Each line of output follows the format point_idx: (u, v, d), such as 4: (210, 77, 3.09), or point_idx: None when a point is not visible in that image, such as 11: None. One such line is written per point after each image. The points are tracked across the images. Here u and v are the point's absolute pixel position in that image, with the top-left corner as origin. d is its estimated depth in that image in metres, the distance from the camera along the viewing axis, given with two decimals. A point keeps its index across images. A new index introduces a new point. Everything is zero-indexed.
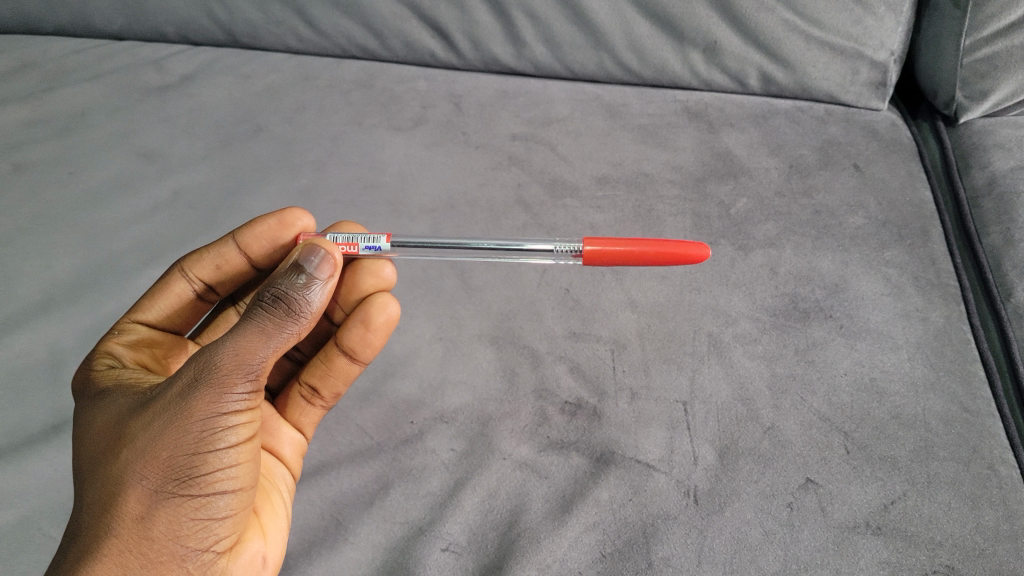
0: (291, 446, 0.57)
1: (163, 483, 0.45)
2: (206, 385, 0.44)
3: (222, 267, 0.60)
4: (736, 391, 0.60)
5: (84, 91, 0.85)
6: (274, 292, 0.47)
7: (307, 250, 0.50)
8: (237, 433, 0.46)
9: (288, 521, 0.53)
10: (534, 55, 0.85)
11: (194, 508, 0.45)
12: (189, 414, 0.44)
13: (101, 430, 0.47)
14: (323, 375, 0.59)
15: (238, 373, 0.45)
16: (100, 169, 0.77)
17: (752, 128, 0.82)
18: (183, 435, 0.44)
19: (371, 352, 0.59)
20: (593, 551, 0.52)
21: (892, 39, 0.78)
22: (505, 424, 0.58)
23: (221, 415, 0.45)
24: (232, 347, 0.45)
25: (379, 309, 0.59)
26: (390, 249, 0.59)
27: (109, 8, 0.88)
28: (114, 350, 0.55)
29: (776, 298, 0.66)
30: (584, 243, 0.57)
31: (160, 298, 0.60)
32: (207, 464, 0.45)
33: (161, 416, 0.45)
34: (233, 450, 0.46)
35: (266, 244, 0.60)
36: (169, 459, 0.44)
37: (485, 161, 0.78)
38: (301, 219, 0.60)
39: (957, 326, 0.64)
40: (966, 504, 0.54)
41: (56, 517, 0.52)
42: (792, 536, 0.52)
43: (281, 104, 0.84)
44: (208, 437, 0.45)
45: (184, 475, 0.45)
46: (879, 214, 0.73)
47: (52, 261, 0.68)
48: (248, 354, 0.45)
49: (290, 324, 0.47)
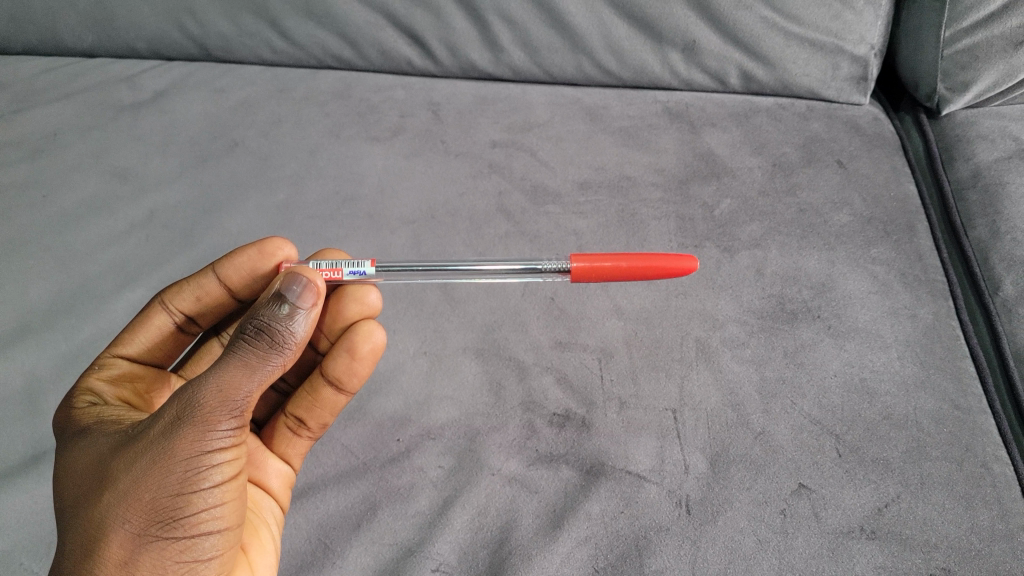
0: (278, 477, 0.56)
1: (148, 526, 0.44)
2: (189, 424, 0.43)
3: (202, 298, 0.59)
4: (725, 397, 0.59)
5: (56, 111, 0.83)
6: (257, 323, 0.46)
7: (290, 278, 0.49)
8: (222, 471, 0.45)
9: (277, 556, 0.52)
10: (511, 60, 0.84)
11: (180, 550, 0.44)
12: (171, 454, 0.43)
13: (85, 470, 0.46)
14: (310, 407, 0.57)
15: (222, 410, 0.44)
16: (75, 190, 0.76)
17: (734, 127, 0.81)
18: (166, 476, 0.43)
19: (357, 381, 0.58)
20: (585, 566, 0.51)
21: (871, 33, 0.78)
22: (492, 439, 0.58)
23: (205, 454, 0.44)
24: (215, 383, 0.44)
25: (364, 338, 0.58)
26: (376, 274, 0.58)
27: (79, 25, 0.87)
28: (96, 387, 0.54)
29: (763, 300, 0.66)
30: (571, 260, 0.56)
31: (141, 331, 0.58)
32: (191, 504, 0.44)
33: (143, 456, 0.44)
34: (218, 489, 0.45)
35: (246, 275, 0.59)
36: (152, 501, 0.44)
37: (466, 169, 0.77)
38: (282, 248, 0.59)
39: (946, 322, 0.64)
40: (960, 504, 0.54)
41: (37, 551, 0.51)
42: (787, 544, 0.52)
43: (257, 118, 0.83)
44: (192, 477, 0.44)
45: (168, 517, 0.44)
46: (864, 211, 0.72)
47: (27, 287, 0.67)
48: (232, 391, 0.44)
49: (275, 357, 0.46)
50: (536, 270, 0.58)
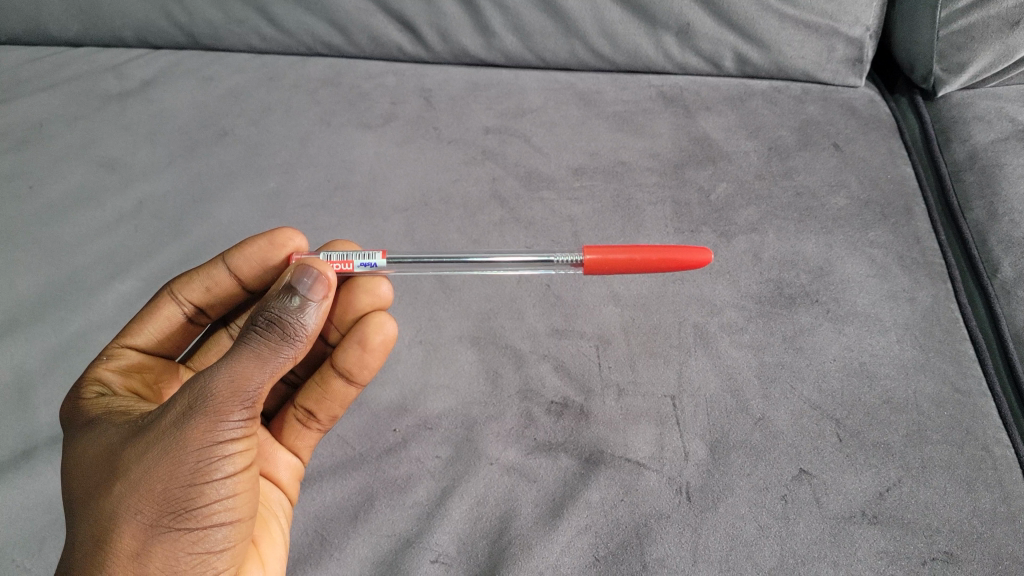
0: (288, 469, 0.55)
1: (160, 517, 0.43)
2: (201, 414, 0.43)
3: (212, 289, 0.59)
4: (724, 383, 0.59)
5: (41, 101, 0.82)
6: (268, 315, 0.46)
7: (301, 270, 0.49)
8: (234, 462, 0.44)
9: (288, 547, 0.52)
10: (503, 45, 0.83)
11: (192, 542, 0.44)
12: (183, 445, 0.43)
13: (94, 460, 0.45)
14: (320, 398, 0.57)
15: (235, 400, 0.43)
16: (61, 181, 0.74)
17: (729, 111, 0.80)
18: (179, 466, 0.43)
19: (369, 373, 0.57)
20: (586, 555, 0.50)
21: (866, 14, 0.77)
22: (489, 429, 0.57)
23: (218, 445, 0.43)
24: (226, 373, 0.44)
25: (377, 329, 0.57)
26: (386, 266, 0.57)
27: (63, 14, 0.85)
28: (105, 377, 0.53)
29: (761, 285, 0.65)
30: (584, 253, 0.56)
31: (150, 322, 0.57)
32: (204, 495, 0.43)
33: (155, 447, 0.43)
34: (230, 480, 0.44)
35: (257, 265, 0.58)
36: (165, 492, 0.43)
37: (459, 157, 0.76)
38: (293, 238, 0.59)
39: (944, 304, 0.64)
40: (961, 487, 0.53)
41: (29, 546, 0.51)
42: (788, 530, 0.51)
43: (246, 106, 0.82)
44: (205, 467, 0.43)
45: (180, 509, 0.43)
46: (860, 193, 0.72)
47: (15, 280, 0.66)
48: (244, 381, 0.44)
49: (286, 348, 0.45)
50: (547, 263, 0.57)
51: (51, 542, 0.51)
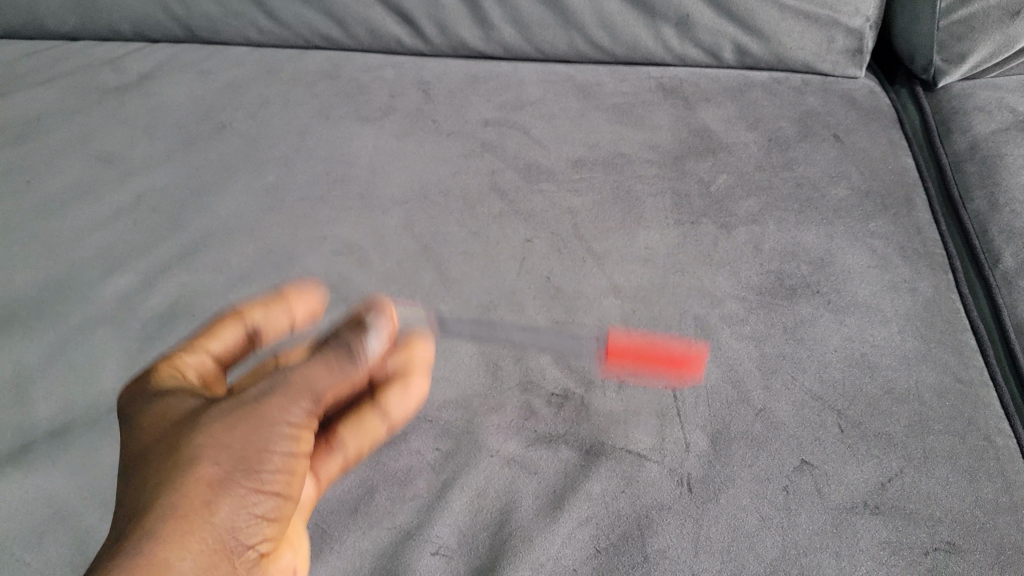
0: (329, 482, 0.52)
1: (229, 467, 0.42)
2: (275, 394, 0.46)
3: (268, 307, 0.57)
4: (725, 374, 0.59)
5: (38, 95, 0.82)
6: (334, 339, 0.50)
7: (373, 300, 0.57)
8: (293, 444, 0.45)
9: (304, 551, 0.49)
10: (502, 37, 0.83)
11: (252, 502, 0.43)
12: (257, 411, 0.44)
13: (155, 430, 0.45)
14: (366, 420, 0.53)
15: (300, 392, 0.47)
16: (59, 176, 0.74)
17: (729, 102, 0.80)
18: (251, 427, 0.44)
19: (419, 399, 0.55)
20: (587, 547, 0.50)
21: (866, 5, 0.77)
22: (489, 422, 0.57)
23: (283, 421, 0.45)
24: (297, 372, 0.47)
25: (419, 349, 0.56)
26: None
27: (61, 8, 0.87)
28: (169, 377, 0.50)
29: (761, 276, 0.65)
30: None
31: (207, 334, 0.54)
32: (267, 459, 0.43)
33: (228, 411, 0.44)
34: (289, 456, 0.45)
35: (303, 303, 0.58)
36: (234, 447, 0.43)
37: (458, 149, 0.76)
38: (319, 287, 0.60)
39: (946, 295, 0.63)
40: (963, 477, 0.53)
41: (28, 541, 0.50)
42: (790, 520, 0.51)
43: (245, 99, 0.82)
44: (273, 437, 0.44)
45: (247, 465, 0.43)
46: (861, 184, 0.72)
47: (13, 274, 0.66)
48: (312, 380, 0.47)
49: (351, 365, 0.49)
50: None
51: (51, 536, 0.50)
